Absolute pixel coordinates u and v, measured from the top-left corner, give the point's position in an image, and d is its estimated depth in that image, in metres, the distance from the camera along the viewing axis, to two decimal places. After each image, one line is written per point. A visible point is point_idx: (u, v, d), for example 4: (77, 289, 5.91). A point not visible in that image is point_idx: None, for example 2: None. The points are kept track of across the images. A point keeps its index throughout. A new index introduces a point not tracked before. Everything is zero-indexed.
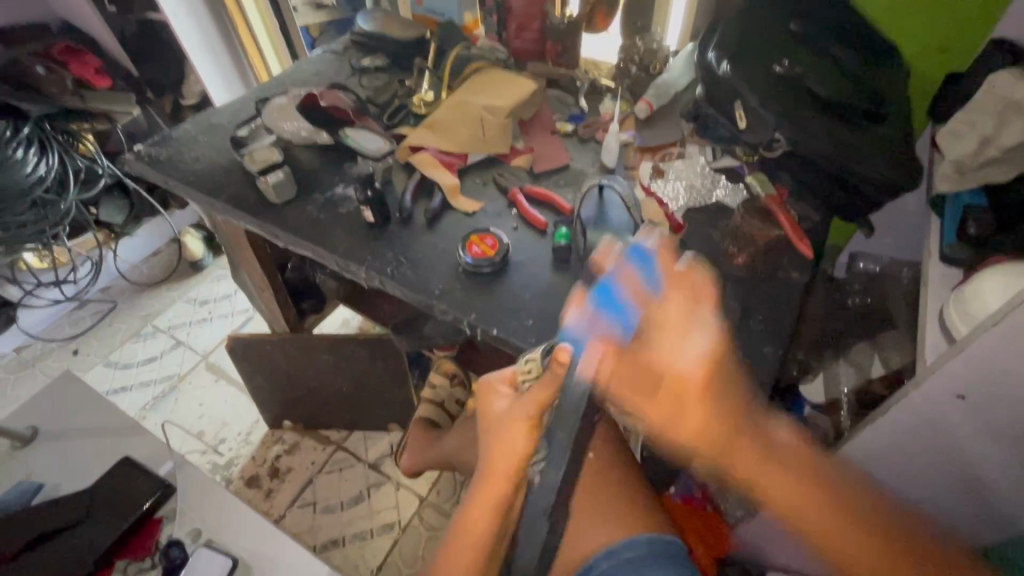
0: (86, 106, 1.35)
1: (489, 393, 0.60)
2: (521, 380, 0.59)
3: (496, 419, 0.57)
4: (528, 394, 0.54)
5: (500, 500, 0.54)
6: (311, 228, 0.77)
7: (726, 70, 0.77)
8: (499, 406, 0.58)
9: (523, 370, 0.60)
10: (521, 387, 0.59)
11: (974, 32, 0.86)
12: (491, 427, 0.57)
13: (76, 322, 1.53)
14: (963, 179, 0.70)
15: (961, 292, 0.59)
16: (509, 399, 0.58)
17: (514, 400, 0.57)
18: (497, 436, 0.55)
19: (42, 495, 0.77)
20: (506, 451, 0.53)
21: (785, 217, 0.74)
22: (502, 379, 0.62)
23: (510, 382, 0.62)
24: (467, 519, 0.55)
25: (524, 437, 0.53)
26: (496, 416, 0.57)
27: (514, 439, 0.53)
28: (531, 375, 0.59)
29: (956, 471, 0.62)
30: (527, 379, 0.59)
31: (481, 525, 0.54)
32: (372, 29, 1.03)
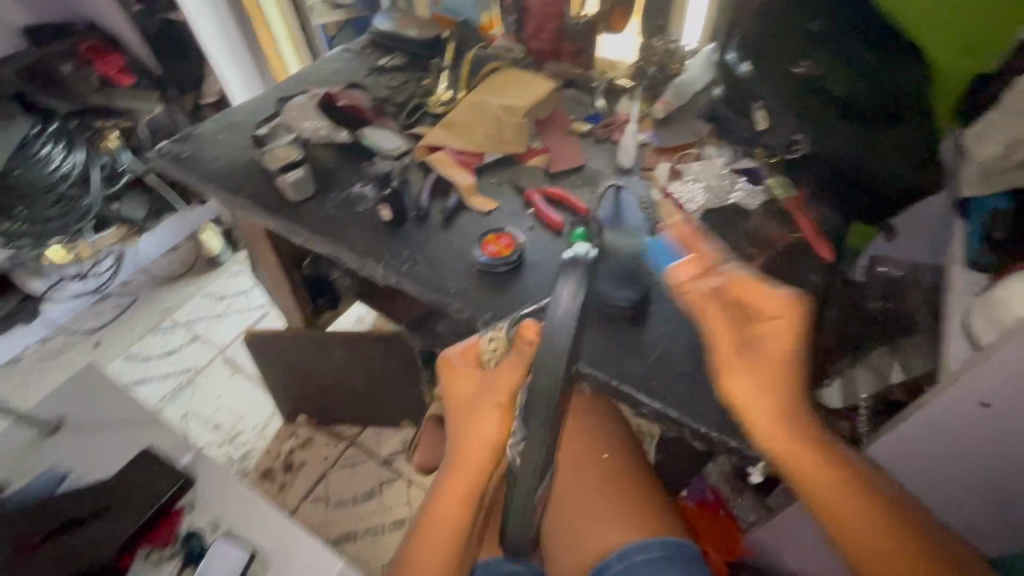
0: (111, 103, 1.39)
1: (451, 376, 0.58)
2: (486, 356, 0.58)
3: (465, 404, 0.57)
4: (500, 376, 0.54)
5: (471, 492, 0.56)
6: (329, 225, 0.78)
7: (746, 71, 0.79)
8: (469, 389, 0.57)
9: (487, 347, 0.58)
10: (486, 363, 0.58)
11: (1001, 31, 0.84)
12: (464, 413, 0.56)
13: (99, 314, 1.57)
14: (990, 183, 0.69)
15: (986, 297, 0.58)
16: (477, 381, 0.57)
17: (484, 380, 0.56)
18: (470, 426, 0.55)
19: (66, 483, 0.80)
20: (479, 438, 0.54)
21: (806, 219, 0.74)
22: (465, 352, 0.60)
23: (474, 355, 0.59)
24: (441, 504, 0.56)
25: (498, 421, 0.54)
26: (465, 401, 0.57)
27: (485, 424, 0.54)
28: (496, 351, 0.58)
29: (978, 476, 0.61)
30: (492, 355, 0.58)
31: (454, 513, 0.56)
32: (391, 29, 1.04)
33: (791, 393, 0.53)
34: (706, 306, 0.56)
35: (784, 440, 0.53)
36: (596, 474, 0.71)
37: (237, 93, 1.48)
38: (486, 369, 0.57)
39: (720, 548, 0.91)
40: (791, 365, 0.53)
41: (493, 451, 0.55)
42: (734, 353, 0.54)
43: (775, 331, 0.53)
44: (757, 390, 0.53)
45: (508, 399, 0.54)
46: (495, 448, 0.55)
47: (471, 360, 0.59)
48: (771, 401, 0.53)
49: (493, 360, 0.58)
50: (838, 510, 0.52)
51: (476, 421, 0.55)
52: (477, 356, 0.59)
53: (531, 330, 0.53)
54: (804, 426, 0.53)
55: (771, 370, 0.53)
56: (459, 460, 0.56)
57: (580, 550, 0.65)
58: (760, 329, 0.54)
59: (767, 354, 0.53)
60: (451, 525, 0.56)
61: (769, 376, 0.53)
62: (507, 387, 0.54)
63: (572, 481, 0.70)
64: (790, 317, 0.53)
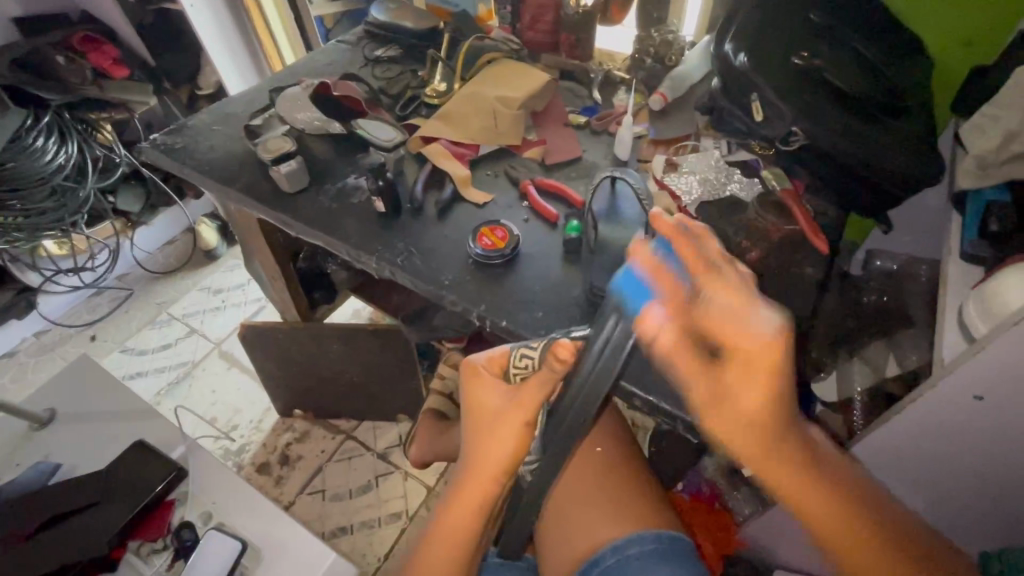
0: (105, 95, 1.37)
1: (474, 383, 0.56)
2: (514, 371, 0.55)
3: (486, 418, 0.55)
4: (526, 394, 0.52)
5: (483, 501, 0.55)
6: (322, 217, 0.78)
7: (744, 61, 0.75)
8: (489, 401, 0.55)
9: (518, 361, 0.56)
10: (512, 377, 0.56)
11: (1001, 23, 0.83)
12: (482, 425, 0.55)
13: (95, 308, 1.56)
14: (986, 175, 0.68)
15: (982, 289, 0.58)
16: (499, 395, 0.54)
17: (508, 395, 0.54)
18: (489, 440, 0.54)
19: (60, 475, 0.79)
20: (496, 452, 0.53)
21: (801, 211, 0.74)
22: (491, 362, 0.58)
23: (501, 365, 0.57)
24: (452, 508, 0.56)
25: (516, 438, 0.53)
26: (484, 412, 0.55)
27: (505, 441, 0.53)
28: (526, 370, 0.55)
29: (973, 468, 0.61)
30: (521, 373, 0.55)
31: (463, 518, 0.56)
32: (386, 20, 1.03)
33: (779, 432, 0.45)
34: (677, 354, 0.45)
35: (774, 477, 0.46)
36: (592, 468, 0.70)
37: (232, 84, 1.47)
38: (511, 385, 0.55)
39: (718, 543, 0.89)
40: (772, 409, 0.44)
41: (509, 464, 0.54)
42: (708, 402, 0.45)
43: (752, 373, 0.43)
44: (740, 438, 0.45)
45: (530, 419, 0.53)
46: (511, 462, 0.54)
47: (496, 369, 0.57)
48: (755, 444, 0.45)
49: (521, 376, 0.56)
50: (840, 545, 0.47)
51: (496, 436, 0.53)
52: (504, 368, 0.57)
53: (566, 352, 0.50)
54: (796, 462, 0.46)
55: (751, 419, 0.44)
56: (474, 470, 0.55)
57: (575, 543, 0.65)
58: (731, 372, 0.44)
59: (744, 404, 0.44)
60: (461, 528, 0.56)
61: (750, 423, 0.44)
62: (530, 406, 0.52)
63: (569, 475, 0.70)
64: (767, 359, 0.42)
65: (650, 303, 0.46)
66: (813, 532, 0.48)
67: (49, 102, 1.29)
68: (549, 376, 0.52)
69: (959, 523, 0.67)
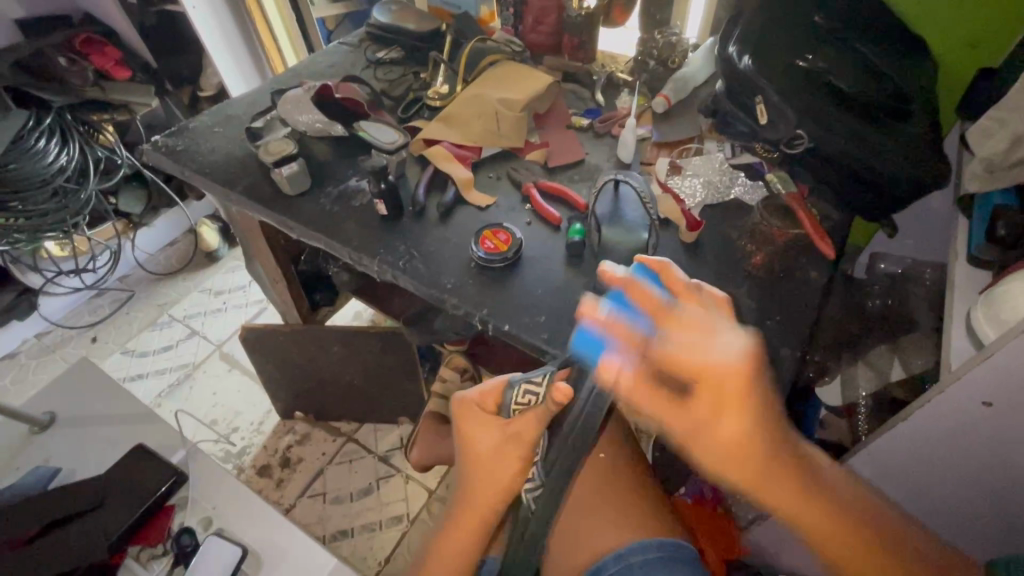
0: (106, 97, 1.36)
1: (467, 423, 0.55)
2: (512, 405, 0.55)
3: (483, 456, 0.54)
4: (525, 428, 0.53)
5: (481, 529, 0.56)
6: (324, 220, 0.77)
7: (748, 64, 0.74)
8: (485, 440, 0.54)
9: (519, 398, 0.55)
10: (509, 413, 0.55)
11: (1007, 25, 0.83)
12: (478, 462, 0.55)
13: (96, 310, 1.56)
14: (992, 179, 0.68)
15: (990, 294, 0.57)
16: (495, 433, 0.54)
17: (505, 432, 0.54)
18: (488, 472, 0.54)
19: (58, 480, 0.79)
20: (494, 484, 0.54)
21: (806, 216, 0.71)
22: (484, 397, 0.57)
23: (494, 400, 0.57)
24: (452, 534, 0.56)
25: (515, 471, 0.54)
26: (481, 450, 0.54)
27: (504, 476, 0.54)
28: (527, 405, 0.54)
29: (984, 475, 0.60)
30: (520, 408, 0.54)
31: (463, 543, 0.56)
32: (388, 21, 1.03)
33: (769, 451, 0.43)
34: (642, 396, 0.44)
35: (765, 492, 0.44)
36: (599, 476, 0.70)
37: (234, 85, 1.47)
38: (509, 422, 0.54)
39: (719, 548, 0.90)
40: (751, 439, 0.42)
41: (507, 496, 0.55)
42: (687, 434, 0.43)
43: (725, 403, 0.41)
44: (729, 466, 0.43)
45: (529, 452, 0.54)
46: (509, 493, 0.55)
47: (490, 406, 0.56)
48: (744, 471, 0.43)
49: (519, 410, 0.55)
50: (840, 551, 0.47)
51: (497, 469, 0.54)
52: (499, 401, 0.56)
53: (564, 393, 0.50)
54: (783, 482, 0.44)
55: (731, 444, 0.42)
56: (473, 496, 0.55)
57: (578, 548, 0.65)
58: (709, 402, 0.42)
59: (722, 429, 0.42)
60: (460, 553, 0.56)
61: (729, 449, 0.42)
62: (528, 442, 0.53)
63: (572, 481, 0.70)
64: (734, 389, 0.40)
65: (609, 353, 0.46)
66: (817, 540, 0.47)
67: (51, 104, 1.29)
68: (546, 412, 0.53)
69: (964, 530, 0.67)
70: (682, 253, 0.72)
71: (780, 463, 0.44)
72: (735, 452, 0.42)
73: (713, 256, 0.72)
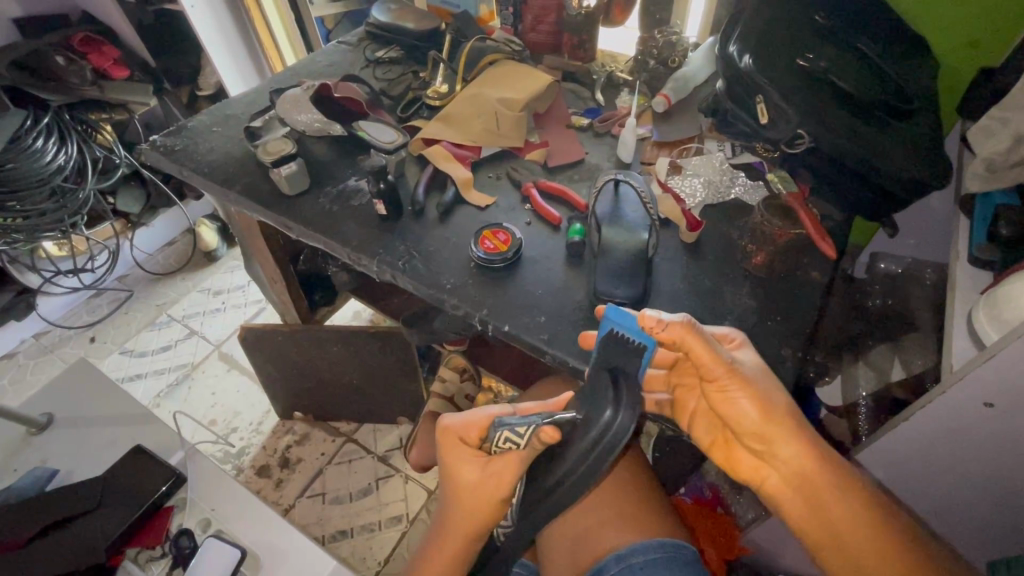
0: (104, 96, 1.35)
1: (450, 454, 0.55)
2: (494, 445, 0.52)
3: (462, 490, 0.54)
4: (505, 468, 0.52)
5: (461, 554, 0.56)
6: (323, 220, 0.77)
7: (749, 63, 0.73)
8: (464, 473, 0.54)
9: (500, 440, 0.52)
10: (491, 451, 0.53)
11: (1007, 25, 0.83)
12: (458, 492, 0.54)
13: (94, 310, 1.56)
14: (994, 178, 0.68)
15: (992, 294, 0.57)
16: (475, 468, 0.54)
17: (485, 469, 0.53)
18: (468, 505, 0.54)
19: (56, 481, 0.78)
20: (470, 516, 0.54)
21: (807, 215, 0.70)
22: (467, 430, 0.55)
23: (478, 433, 0.55)
24: (431, 558, 0.56)
25: (492, 508, 0.54)
26: (461, 481, 0.54)
27: (480, 511, 0.54)
28: (508, 448, 0.52)
29: (986, 475, 0.60)
30: (501, 449, 0.52)
31: (442, 569, 0.56)
32: (387, 20, 1.03)
33: (787, 395, 0.51)
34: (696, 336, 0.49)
35: (795, 437, 0.49)
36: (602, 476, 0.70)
37: (233, 84, 1.46)
38: (490, 461, 0.53)
39: (719, 547, 0.89)
40: (767, 373, 0.52)
41: (483, 528, 0.55)
42: (731, 370, 0.49)
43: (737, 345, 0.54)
44: (766, 399, 0.49)
45: (508, 493, 0.53)
46: (485, 526, 0.55)
47: (473, 439, 0.55)
48: (779, 402, 0.49)
49: (500, 451, 0.53)
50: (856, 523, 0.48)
51: (475, 503, 0.54)
52: (483, 437, 0.54)
53: (551, 436, 0.50)
54: (805, 429, 0.50)
55: (760, 374, 0.51)
56: (453, 524, 0.55)
57: (579, 549, 0.65)
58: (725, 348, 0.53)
59: (748, 361, 0.52)
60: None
61: (760, 378, 0.51)
62: (506, 484, 0.53)
63: None
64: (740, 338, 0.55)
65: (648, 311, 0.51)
66: (849, 508, 0.48)
67: (49, 103, 1.29)
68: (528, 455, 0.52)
69: (966, 530, 0.66)
70: (683, 253, 0.72)
71: (798, 412, 0.50)
72: (763, 383, 0.50)
73: (713, 255, 0.72)
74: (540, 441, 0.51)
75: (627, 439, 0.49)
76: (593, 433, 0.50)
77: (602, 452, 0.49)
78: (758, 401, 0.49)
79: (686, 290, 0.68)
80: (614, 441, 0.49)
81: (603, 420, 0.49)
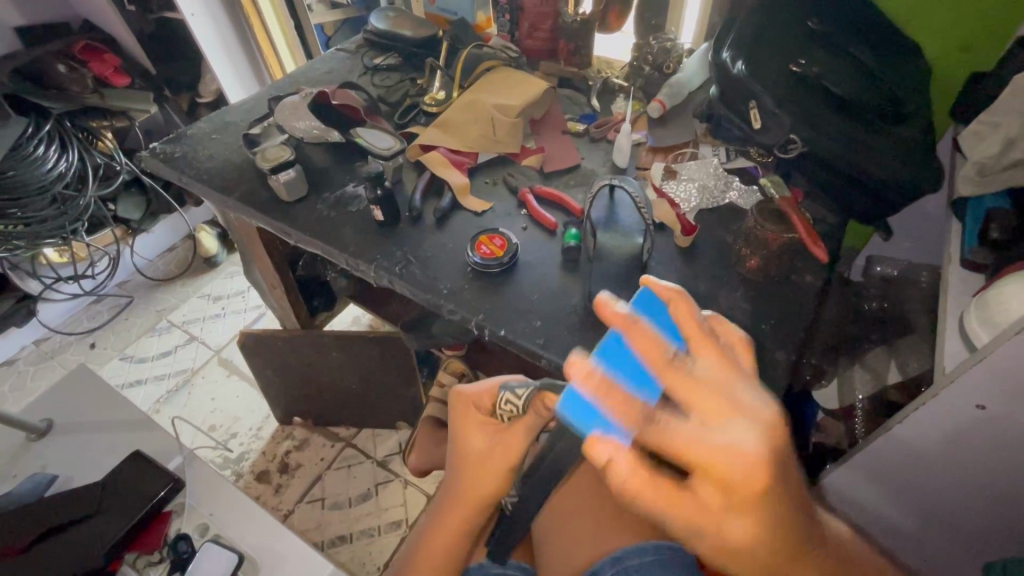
0: (105, 103, 1.38)
1: (462, 419, 0.56)
2: (502, 409, 0.54)
3: (473, 456, 0.54)
4: (514, 432, 0.54)
5: (469, 526, 0.56)
6: (321, 226, 0.77)
7: (741, 69, 0.75)
8: (475, 440, 0.55)
9: (505, 403, 0.53)
10: (500, 416, 0.54)
11: (998, 31, 0.84)
12: (468, 460, 0.55)
13: (94, 315, 1.56)
14: (984, 182, 0.68)
15: (983, 298, 0.57)
16: (487, 434, 0.55)
17: (496, 434, 0.54)
18: (476, 473, 0.54)
19: (56, 486, 0.79)
20: (479, 485, 0.54)
21: (800, 219, 0.69)
22: (479, 397, 0.56)
23: (488, 402, 0.56)
24: (437, 530, 0.56)
25: (501, 476, 0.54)
26: (472, 449, 0.55)
27: (488, 480, 0.54)
28: (513, 412, 0.53)
29: (980, 478, 0.60)
30: (508, 413, 0.53)
31: (445, 546, 0.56)
32: (385, 28, 1.04)
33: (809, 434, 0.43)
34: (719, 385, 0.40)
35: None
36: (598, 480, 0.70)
37: (232, 91, 1.47)
38: (501, 425, 0.54)
39: None
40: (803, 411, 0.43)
41: (491, 499, 0.55)
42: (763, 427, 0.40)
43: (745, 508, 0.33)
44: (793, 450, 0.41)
45: (515, 462, 0.54)
46: (493, 497, 0.55)
47: (485, 406, 0.56)
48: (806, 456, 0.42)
49: (508, 415, 0.54)
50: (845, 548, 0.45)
51: (485, 471, 0.54)
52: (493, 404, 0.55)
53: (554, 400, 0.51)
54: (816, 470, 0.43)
55: (759, 556, 0.35)
56: (459, 493, 0.55)
57: (576, 551, 0.65)
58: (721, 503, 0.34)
59: None
60: (446, 550, 0.56)
61: (757, 562, 0.35)
62: (514, 452, 0.53)
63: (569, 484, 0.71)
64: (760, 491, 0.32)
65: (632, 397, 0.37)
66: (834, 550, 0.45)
67: (50, 111, 1.30)
68: (535, 420, 0.53)
69: (962, 534, 0.66)
70: (678, 258, 0.73)
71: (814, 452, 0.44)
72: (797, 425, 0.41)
73: (706, 260, 0.73)
74: (544, 406, 0.52)
75: None
76: (567, 411, 0.42)
77: (579, 428, 0.42)
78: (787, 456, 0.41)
79: None
80: (588, 421, 0.41)
81: (578, 410, 0.40)
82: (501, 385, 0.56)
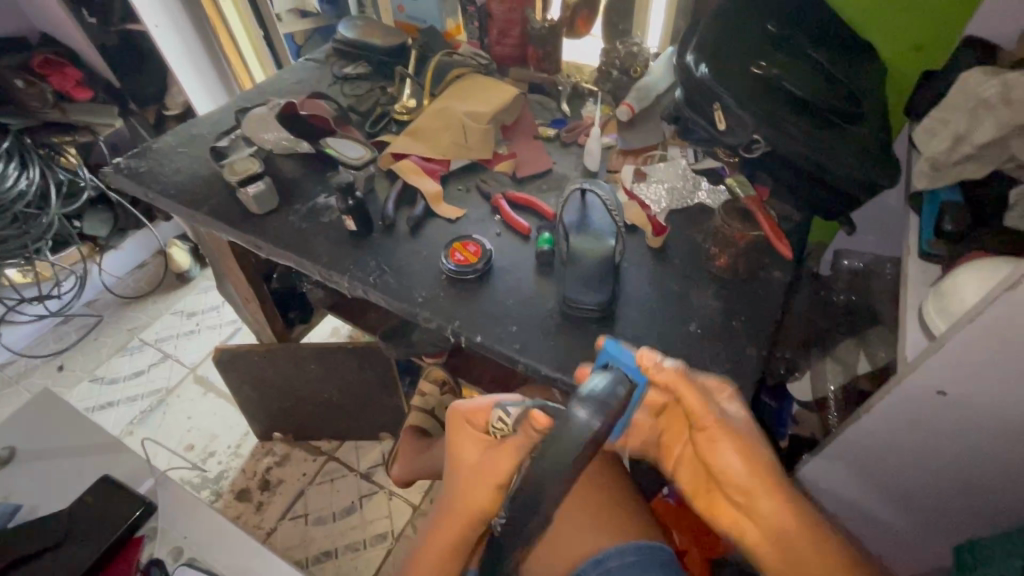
0: (70, 119, 1.36)
1: (456, 431, 0.56)
2: (495, 427, 0.53)
3: (467, 470, 0.54)
4: (502, 452, 0.51)
5: (462, 540, 0.55)
6: (295, 239, 0.77)
7: (704, 73, 0.76)
8: (470, 454, 0.54)
9: (496, 419, 0.54)
10: (492, 432, 0.54)
11: (945, 32, 0.87)
12: (461, 474, 0.55)
13: (61, 337, 1.51)
14: (938, 176, 0.71)
15: (940, 288, 0.59)
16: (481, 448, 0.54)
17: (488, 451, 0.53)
18: (467, 489, 0.53)
19: (19, 517, 0.76)
20: (471, 501, 0.53)
21: (765, 218, 0.71)
22: (475, 412, 0.56)
23: (485, 419, 0.56)
24: (431, 543, 0.56)
25: (491, 495, 0.52)
26: (466, 463, 0.55)
27: (478, 497, 0.52)
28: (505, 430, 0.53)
29: (946, 463, 0.62)
30: (500, 430, 0.53)
31: (440, 558, 0.56)
32: (354, 37, 1.03)
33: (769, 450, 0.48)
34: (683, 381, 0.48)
35: (772, 485, 0.45)
36: (583, 493, 0.70)
37: (200, 102, 1.44)
38: (493, 442, 0.53)
39: (703, 547, 0.87)
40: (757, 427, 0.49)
41: (481, 517, 0.53)
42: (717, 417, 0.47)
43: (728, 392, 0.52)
44: (749, 451, 0.46)
45: (504, 482, 0.51)
46: (483, 515, 0.53)
47: (479, 422, 0.56)
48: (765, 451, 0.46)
49: (501, 432, 0.53)
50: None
51: (475, 487, 0.53)
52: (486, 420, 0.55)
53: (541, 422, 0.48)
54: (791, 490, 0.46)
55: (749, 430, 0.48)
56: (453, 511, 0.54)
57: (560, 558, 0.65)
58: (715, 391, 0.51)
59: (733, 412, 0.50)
60: (439, 562, 0.56)
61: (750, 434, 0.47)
62: (503, 470, 0.51)
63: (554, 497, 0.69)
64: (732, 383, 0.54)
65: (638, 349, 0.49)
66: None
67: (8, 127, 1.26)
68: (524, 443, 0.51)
69: (933, 517, 0.68)
70: (649, 258, 0.74)
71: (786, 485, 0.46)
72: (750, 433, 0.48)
73: (678, 259, 0.74)
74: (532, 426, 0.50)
75: (584, 446, 0.41)
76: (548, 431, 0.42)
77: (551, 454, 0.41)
78: (741, 449, 0.45)
79: (653, 294, 0.70)
80: (571, 439, 0.41)
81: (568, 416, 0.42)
82: (497, 402, 0.56)
